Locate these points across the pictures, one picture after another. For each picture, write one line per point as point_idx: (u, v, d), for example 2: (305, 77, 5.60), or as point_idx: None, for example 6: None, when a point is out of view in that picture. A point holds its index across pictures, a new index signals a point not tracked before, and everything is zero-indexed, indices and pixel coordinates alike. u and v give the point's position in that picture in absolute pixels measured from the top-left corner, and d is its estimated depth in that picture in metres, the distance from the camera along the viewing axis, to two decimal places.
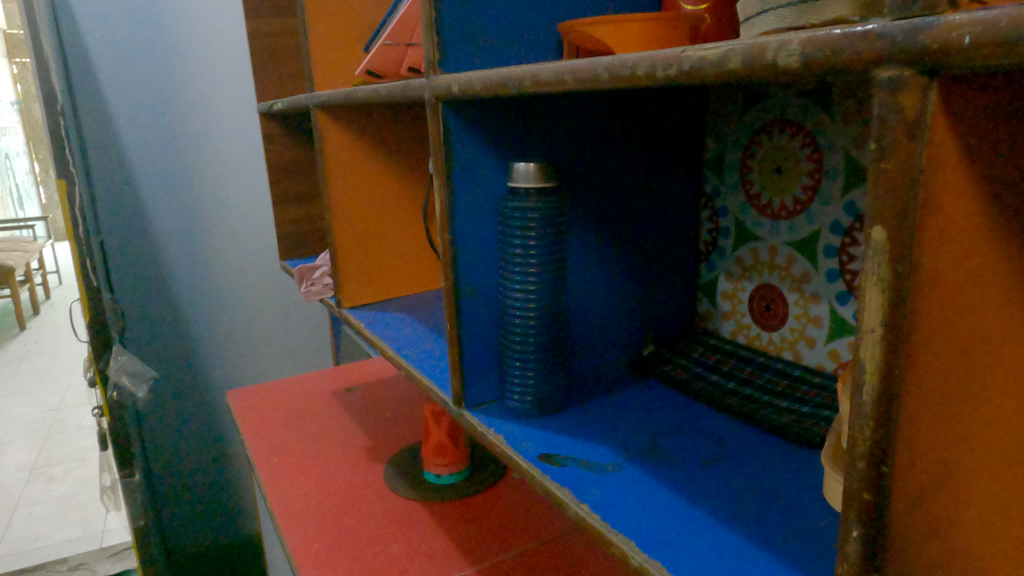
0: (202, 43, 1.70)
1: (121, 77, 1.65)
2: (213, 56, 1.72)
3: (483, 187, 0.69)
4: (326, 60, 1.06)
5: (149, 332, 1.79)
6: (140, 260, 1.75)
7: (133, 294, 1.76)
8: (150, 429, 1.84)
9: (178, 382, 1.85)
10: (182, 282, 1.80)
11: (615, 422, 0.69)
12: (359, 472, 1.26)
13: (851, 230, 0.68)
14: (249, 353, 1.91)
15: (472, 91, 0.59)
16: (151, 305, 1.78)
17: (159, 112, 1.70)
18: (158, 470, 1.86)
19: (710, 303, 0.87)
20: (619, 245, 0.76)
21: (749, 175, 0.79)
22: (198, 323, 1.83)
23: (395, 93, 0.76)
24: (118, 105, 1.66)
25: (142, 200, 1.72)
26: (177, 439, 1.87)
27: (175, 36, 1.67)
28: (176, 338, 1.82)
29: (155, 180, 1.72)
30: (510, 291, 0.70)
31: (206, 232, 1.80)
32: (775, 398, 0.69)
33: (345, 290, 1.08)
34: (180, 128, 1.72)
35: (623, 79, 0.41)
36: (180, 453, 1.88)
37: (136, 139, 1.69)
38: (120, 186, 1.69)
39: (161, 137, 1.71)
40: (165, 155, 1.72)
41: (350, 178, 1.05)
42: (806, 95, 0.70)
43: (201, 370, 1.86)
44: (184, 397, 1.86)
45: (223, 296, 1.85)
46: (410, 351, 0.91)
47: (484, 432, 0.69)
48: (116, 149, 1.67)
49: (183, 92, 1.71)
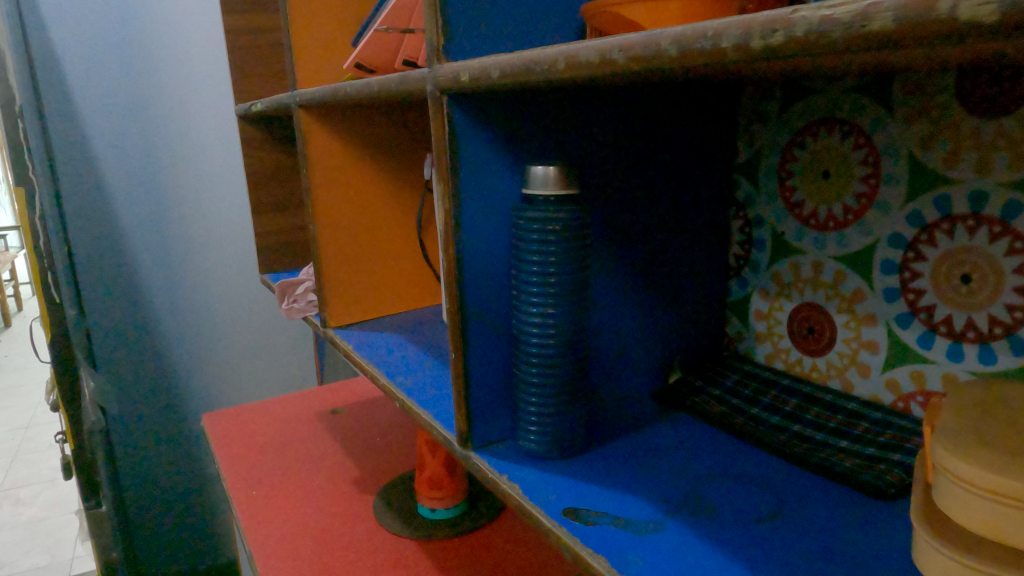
0: (180, 44, 1.60)
1: (92, 79, 1.53)
2: (193, 59, 1.61)
3: (494, 194, 0.59)
4: (310, 53, 0.97)
5: (122, 348, 1.67)
6: (114, 275, 1.63)
7: (108, 311, 1.64)
8: (122, 451, 1.71)
9: (152, 401, 1.73)
10: (159, 297, 1.68)
11: (648, 466, 0.60)
12: (345, 506, 1.15)
13: (916, 243, 0.60)
14: (229, 371, 1.80)
15: (486, 80, 0.49)
16: (127, 322, 1.66)
17: (133, 117, 1.58)
18: (130, 493, 1.74)
19: (741, 324, 0.77)
20: (641, 261, 0.67)
21: (790, 181, 0.70)
22: (174, 338, 1.72)
23: (390, 87, 0.66)
24: (90, 110, 1.54)
25: (113, 208, 1.60)
26: (149, 461, 1.75)
27: (151, 36, 1.56)
28: (152, 357, 1.70)
29: (127, 187, 1.61)
30: (524, 316, 0.60)
31: (185, 245, 1.69)
32: (830, 437, 0.60)
33: (332, 308, 0.98)
34: (155, 132, 1.61)
35: (698, 55, 0.32)
36: (151, 476, 1.76)
37: (107, 143, 1.57)
38: (93, 196, 1.58)
39: (135, 142, 1.60)
40: (138, 160, 1.61)
41: (338, 184, 0.95)
42: (861, 89, 0.61)
43: (176, 389, 1.75)
44: (156, 417, 1.74)
45: (203, 313, 1.74)
46: (405, 377, 0.81)
47: (497, 479, 0.59)
48: (86, 155, 1.56)
49: (158, 94, 1.60)
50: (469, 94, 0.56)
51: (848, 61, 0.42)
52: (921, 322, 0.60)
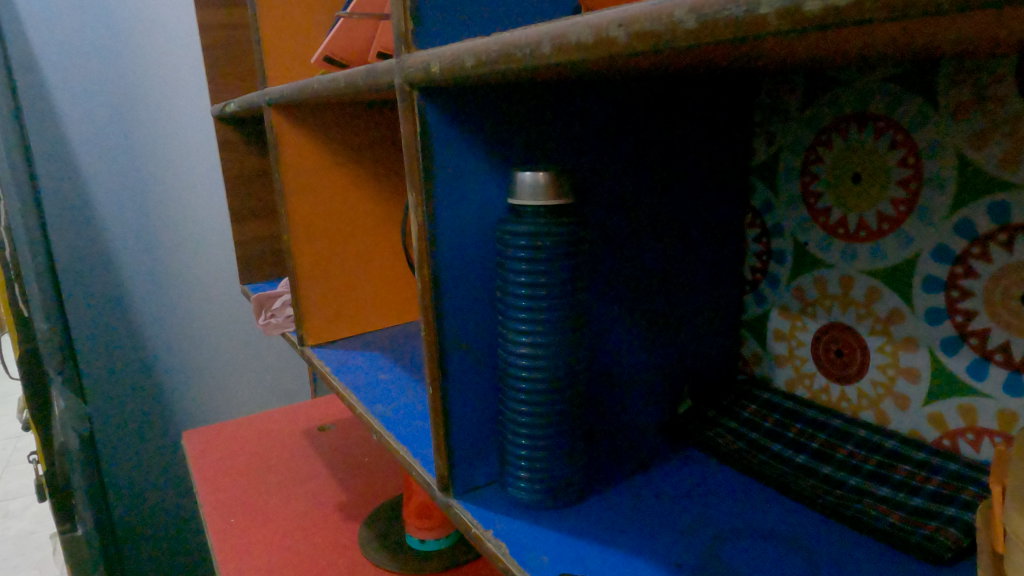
0: (167, 48, 1.47)
1: (78, 88, 1.40)
2: (181, 62, 1.48)
3: (475, 205, 0.51)
4: (283, 49, 0.89)
5: (109, 368, 1.53)
6: (103, 301, 1.50)
7: (97, 340, 1.50)
8: (115, 481, 1.57)
9: (145, 424, 1.58)
10: (149, 316, 1.54)
11: (656, 520, 0.51)
12: (329, 535, 1.07)
13: (965, 257, 0.51)
14: (223, 391, 1.66)
15: (460, 69, 0.41)
16: (116, 350, 1.53)
17: (115, 115, 1.44)
18: (125, 523, 1.59)
19: (758, 345, 0.69)
20: (645, 277, 0.59)
21: (814, 185, 0.62)
22: (166, 356, 1.57)
23: (356, 83, 0.57)
24: (71, 109, 1.40)
25: (97, 215, 1.46)
26: (144, 488, 1.59)
27: (137, 40, 1.43)
28: (144, 385, 1.57)
29: (112, 193, 1.47)
30: (510, 346, 0.52)
31: (178, 264, 1.56)
32: (867, 483, 0.52)
33: (309, 324, 0.90)
34: (139, 132, 1.47)
35: (727, 27, 0.25)
36: (146, 506, 1.60)
37: (89, 144, 1.43)
38: (75, 203, 1.44)
39: (119, 142, 1.46)
40: (122, 163, 1.46)
41: (314, 189, 0.87)
42: (897, 79, 0.53)
43: (168, 419, 1.60)
44: (148, 447, 1.59)
45: (199, 337, 1.61)
46: (385, 406, 0.72)
47: (480, 534, 0.51)
48: (67, 158, 1.42)
49: (141, 89, 1.46)
50: (445, 89, 0.48)
51: (913, 32, 0.34)
52: (971, 348, 0.52)
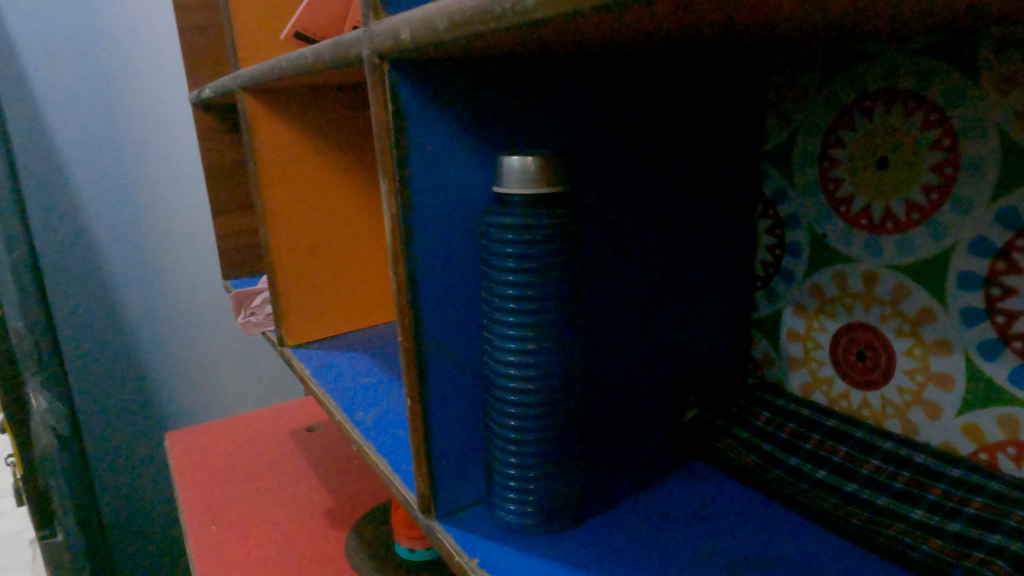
0: (148, 25, 1.30)
1: (54, 68, 1.24)
2: (161, 36, 1.31)
3: (456, 194, 0.45)
4: (254, 31, 0.83)
5: (98, 367, 1.37)
6: (89, 304, 1.34)
7: (84, 347, 1.35)
8: (108, 488, 1.43)
9: (139, 428, 1.44)
10: (137, 312, 1.38)
11: (663, 548, 0.46)
12: (315, 545, 1.00)
13: (1008, 250, 0.45)
14: (220, 394, 1.51)
15: (434, 33, 0.35)
16: (105, 349, 1.37)
17: (92, 86, 1.27)
18: (121, 533, 1.45)
19: (771, 345, 0.64)
20: (643, 273, 0.54)
21: (833, 171, 0.56)
22: (157, 355, 1.42)
23: (326, 58, 0.51)
24: (45, 78, 1.24)
25: (79, 198, 1.30)
26: (139, 497, 1.46)
27: (115, 15, 1.27)
28: (138, 389, 1.42)
29: (94, 174, 1.30)
30: (497, 352, 0.46)
31: (168, 261, 1.40)
32: (897, 504, 0.47)
33: (288, 323, 0.84)
34: (120, 105, 1.30)
35: None
36: (142, 516, 1.47)
37: (67, 119, 1.27)
38: (57, 184, 1.28)
39: (98, 117, 1.29)
40: (103, 140, 1.30)
41: (291, 178, 0.80)
42: (931, 51, 0.47)
43: (164, 425, 1.46)
44: (143, 452, 1.45)
45: (194, 344, 1.46)
46: (367, 414, 0.66)
47: (463, 563, 0.45)
48: (46, 133, 1.25)
49: (117, 56, 1.28)
50: (418, 61, 0.42)
51: None
52: (1013, 352, 0.46)
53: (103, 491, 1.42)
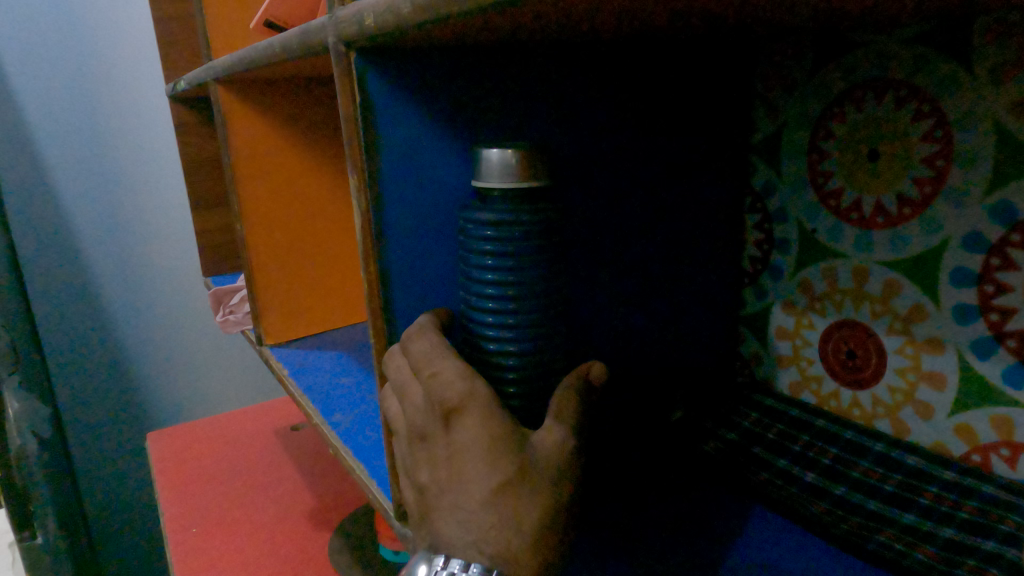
0: (122, 10, 1.26)
1: (28, 55, 1.20)
2: (135, 22, 1.27)
3: (429, 187, 0.43)
4: (227, 21, 0.81)
5: (77, 364, 1.34)
6: (68, 300, 1.31)
7: (63, 345, 1.32)
8: (89, 489, 1.40)
9: (120, 424, 1.40)
10: (118, 306, 1.35)
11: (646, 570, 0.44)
12: (298, 545, 0.98)
13: (1002, 246, 0.44)
14: (202, 391, 1.49)
15: (398, 17, 0.32)
16: (83, 345, 1.34)
17: (65, 71, 1.23)
18: (103, 535, 1.43)
19: (760, 343, 0.62)
20: (624, 271, 0.52)
21: (823, 164, 0.54)
22: (138, 350, 1.39)
23: (293, 47, 0.49)
24: (15, 64, 1.19)
25: (56, 189, 1.26)
26: (121, 497, 1.43)
27: (94, 8, 1.23)
28: (119, 386, 1.39)
29: (70, 163, 1.26)
30: (479, 354, 0.44)
31: (149, 253, 1.37)
32: (889, 509, 0.46)
33: (266, 321, 0.82)
34: (95, 92, 1.26)
35: None
36: (124, 517, 1.44)
37: (41, 107, 1.22)
38: (32, 175, 1.23)
39: (73, 104, 1.25)
40: (79, 128, 1.26)
41: (267, 172, 0.78)
42: (926, 38, 0.45)
43: (147, 423, 1.43)
44: (125, 450, 1.42)
45: (174, 342, 1.43)
46: (344, 416, 0.63)
47: None
48: (18, 121, 1.21)
49: (90, 41, 1.24)
50: (386, 48, 0.39)
51: None
52: (1007, 351, 0.45)
53: (84, 492, 1.39)
